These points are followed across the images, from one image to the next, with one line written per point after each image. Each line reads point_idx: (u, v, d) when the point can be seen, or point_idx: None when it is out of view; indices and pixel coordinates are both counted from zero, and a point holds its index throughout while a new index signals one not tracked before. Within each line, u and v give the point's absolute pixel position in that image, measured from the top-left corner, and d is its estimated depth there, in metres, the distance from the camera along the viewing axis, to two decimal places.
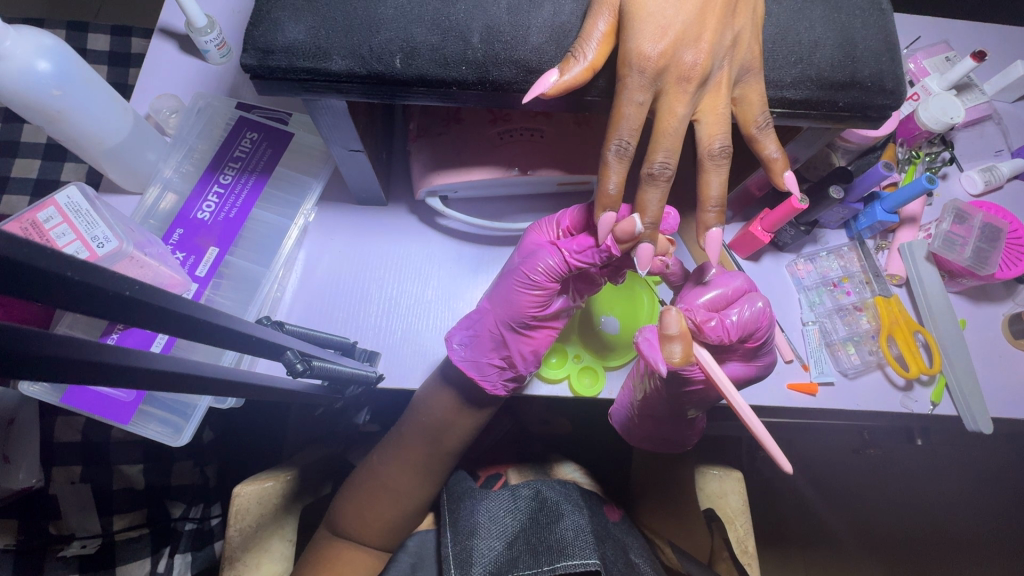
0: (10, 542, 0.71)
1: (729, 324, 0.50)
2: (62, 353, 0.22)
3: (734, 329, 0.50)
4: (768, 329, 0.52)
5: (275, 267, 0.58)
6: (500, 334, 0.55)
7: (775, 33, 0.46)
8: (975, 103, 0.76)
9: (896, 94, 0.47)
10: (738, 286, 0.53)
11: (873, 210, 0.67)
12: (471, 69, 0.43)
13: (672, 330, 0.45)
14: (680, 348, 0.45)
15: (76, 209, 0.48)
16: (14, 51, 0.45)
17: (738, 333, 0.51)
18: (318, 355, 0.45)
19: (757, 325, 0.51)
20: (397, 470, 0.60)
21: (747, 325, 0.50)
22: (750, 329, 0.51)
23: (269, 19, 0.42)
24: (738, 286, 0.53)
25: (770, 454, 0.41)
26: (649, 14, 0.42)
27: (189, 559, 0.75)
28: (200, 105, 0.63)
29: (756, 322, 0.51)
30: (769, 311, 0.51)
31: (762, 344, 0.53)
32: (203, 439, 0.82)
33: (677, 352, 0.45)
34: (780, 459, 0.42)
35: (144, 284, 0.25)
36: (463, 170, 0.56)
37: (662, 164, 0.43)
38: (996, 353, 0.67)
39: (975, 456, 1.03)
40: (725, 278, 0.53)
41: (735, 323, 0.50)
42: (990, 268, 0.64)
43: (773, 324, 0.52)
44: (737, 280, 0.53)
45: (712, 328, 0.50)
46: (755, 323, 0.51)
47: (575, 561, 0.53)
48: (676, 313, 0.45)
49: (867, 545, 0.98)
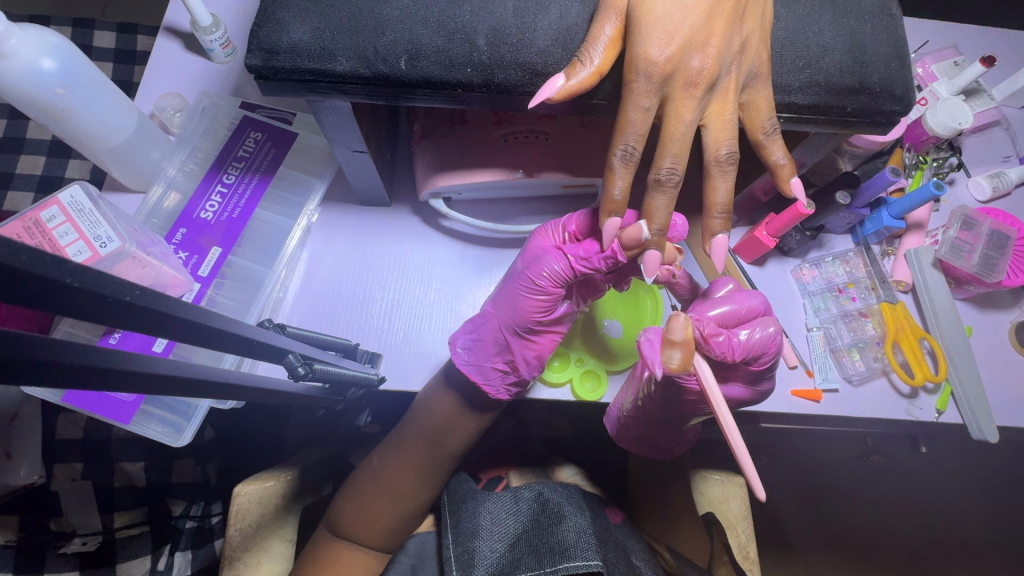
0: (11, 537, 0.71)
1: (735, 343, 0.50)
2: (61, 358, 0.22)
3: (740, 349, 0.50)
4: (775, 354, 0.51)
5: (277, 267, 0.58)
6: (504, 338, 0.55)
7: (783, 38, 0.46)
8: (984, 109, 0.75)
9: (905, 99, 0.47)
10: (754, 306, 0.52)
11: (880, 215, 0.67)
12: (476, 71, 0.42)
13: (676, 336, 0.45)
14: (679, 355, 0.45)
15: (79, 208, 0.48)
16: (17, 50, 0.45)
17: (742, 354, 0.50)
18: (319, 358, 0.45)
19: (764, 349, 0.50)
20: (397, 472, 0.60)
21: (755, 348, 0.50)
22: (756, 352, 0.50)
23: (274, 20, 0.42)
24: (754, 306, 0.52)
25: (746, 476, 0.40)
26: (656, 18, 0.42)
27: (189, 557, 0.76)
28: (205, 105, 0.63)
29: (764, 347, 0.50)
30: (779, 338, 0.51)
31: (767, 369, 0.52)
32: (203, 437, 0.82)
33: (676, 358, 0.45)
34: (756, 483, 0.40)
35: (146, 289, 0.24)
36: (467, 172, 0.56)
37: (669, 170, 0.43)
38: (1002, 361, 0.66)
39: (981, 464, 1.02)
40: (742, 296, 0.53)
41: (743, 342, 0.50)
42: (998, 276, 0.64)
43: (781, 351, 0.51)
44: (754, 300, 0.52)
45: (718, 343, 0.49)
46: (763, 347, 0.50)
47: (577, 562, 0.52)
48: (683, 320, 0.45)
49: (868, 550, 0.98)
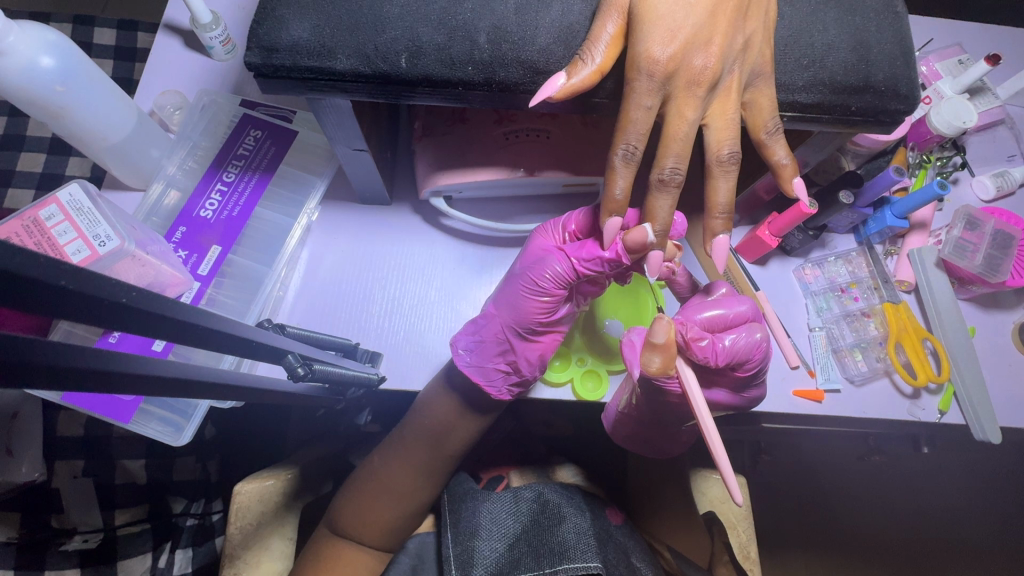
0: (11, 534, 0.70)
1: (719, 348, 0.49)
2: (57, 361, 0.22)
3: (723, 354, 0.49)
4: (760, 360, 0.51)
5: (277, 266, 0.58)
6: (506, 340, 0.55)
7: (787, 36, 0.45)
8: (988, 108, 0.75)
9: (911, 98, 0.46)
10: (741, 312, 0.52)
11: (883, 215, 0.66)
12: (477, 70, 0.42)
13: (658, 339, 0.44)
14: (659, 359, 0.44)
15: (77, 206, 0.48)
16: (16, 47, 0.44)
17: (726, 359, 0.49)
18: (319, 359, 0.45)
19: (749, 355, 0.50)
20: (398, 472, 0.60)
21: (739, 353, 0.49)
22: (741, 358, 0.50)
23: (273, 17, 0.42)
24: (742, 311, 0.52)
25: (726, 483, 0.39)
26: (658, 16, 0.42)
27: (189, 554, 0.75)
28: (205, 102, 0.63)
29: (749, 353, 0.50)
30: (765, 345, 0.50)
31: (753, 375, 0.52)
32: (204, 435, 0.83)
33: (656, 362, 0.45)
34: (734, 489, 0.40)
35: (142, 290, 0.24)
36: (469, 171, 0.56)
37: (672, 170, 0.42)
38: (1005, 361, 0.66)
39: (985, 465, 1.01)
40: (730, 301, 0.52)
41: (726, 348, 0.49)
42: (1002, 276, 0.64)
43: (767, 356, 0.51)
44: (743, 306, 0.52)
45: (700, 347, 0.48)
46: (747, 353, 0.50)
47: (575, 565, 0.53)
48: (667, 323, 0.44)
49: (868, 551, 0.98)
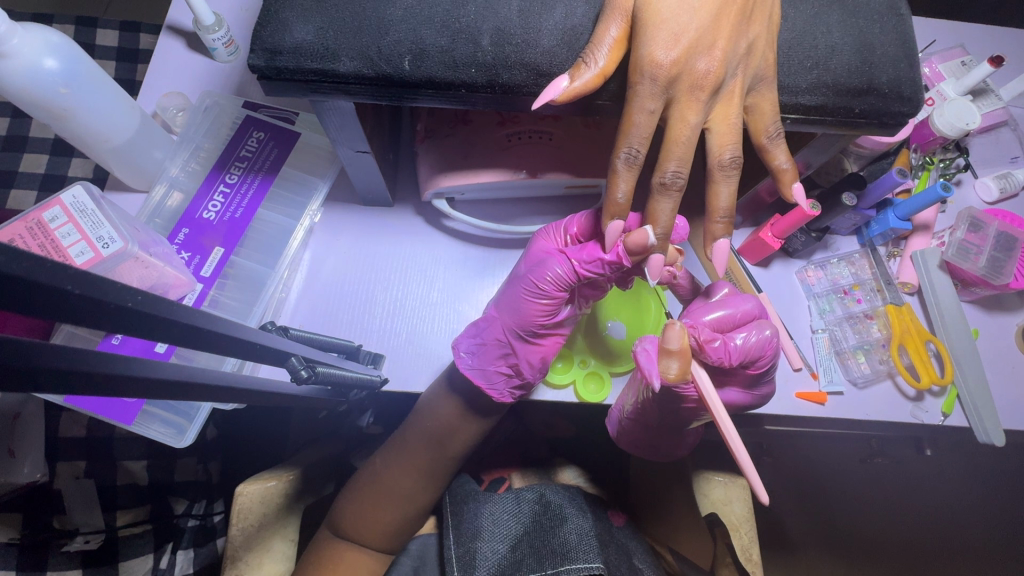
0: (13, 535, 0.70)
1: (732, 348, 0.49)
2: (63, 365, 0.22)
3: (737, 354, 0.49)
4: (773, 357, 0.50)
5: (280, 266, 0.58)
6: (507, 343, 0.55)
7: (791, 38, 0.45)
8: (992, 109, 0.75)
9: (914, 100, 0.46)
10: (748, 310, 0.52)
11: (887, 216, 0.66)
12: (480, 72, 0.42)
13: (673, 346, 0.44)
14: (677, 365, 0.44)
15: (81, 208, 0.48)
16: (19, 49, 0.44)
17: (740, 359, 0.49)
18: (321, 361, 0.45)
19: (761, 352, 0.50)
20: (400, 473, 0.60)
21: (751, 352, 0.49)
22: (753, 356, 0.50)
23: (277, 19, 0.42)
24: (748, 310, 0.52)
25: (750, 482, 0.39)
26: (662, 19, 0.41)
27: (190, 556, 0.76)
28: (207, 104, 0.63)
29: (761, 350, 0.50)
30: (775, 341, 0.50)
31: (764, 372, 0.52)
32: (207, 436, 0.83)
33: (674, 368, 0.44)
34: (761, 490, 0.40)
35: (147, 294, 0.24)
36: (470, 173, 0.56)
37: (674, 174, 0.43)
38: (1009, 363, 0.66)
39: (989, 467, 1.01)
40: (736, 300, 0.52)
41: (739, 347, 0.49)
42: (1005, 278, 0.64)
43: (779, 354, 0.50)
44: (748, 304, 0.52)
45: (713, 349, 0.49)
46: (759, 351, 0.49)
47: (579, 565, 0.52)
48: (679, 329, 0.44)
49: (873, 554, 0.98)
